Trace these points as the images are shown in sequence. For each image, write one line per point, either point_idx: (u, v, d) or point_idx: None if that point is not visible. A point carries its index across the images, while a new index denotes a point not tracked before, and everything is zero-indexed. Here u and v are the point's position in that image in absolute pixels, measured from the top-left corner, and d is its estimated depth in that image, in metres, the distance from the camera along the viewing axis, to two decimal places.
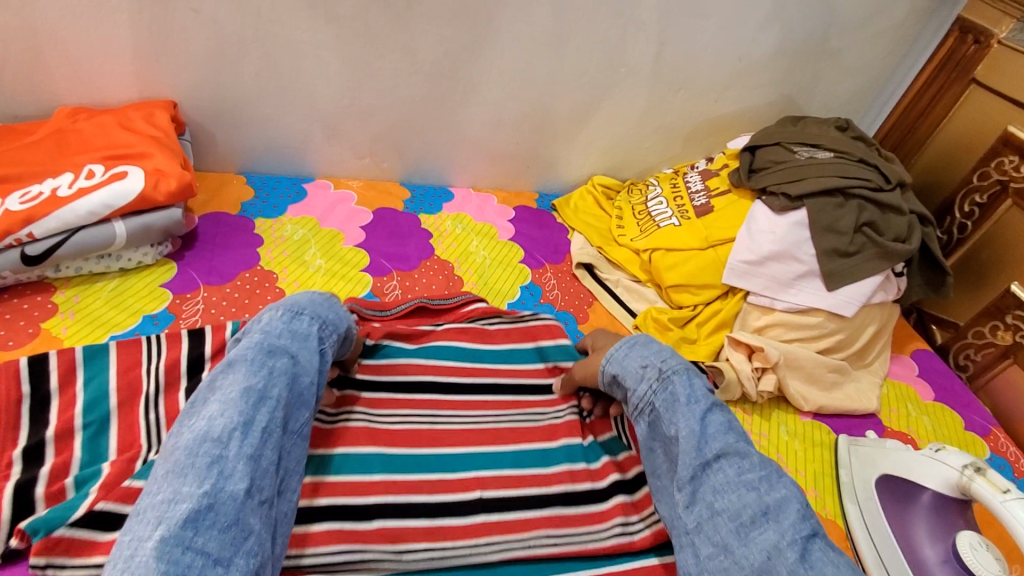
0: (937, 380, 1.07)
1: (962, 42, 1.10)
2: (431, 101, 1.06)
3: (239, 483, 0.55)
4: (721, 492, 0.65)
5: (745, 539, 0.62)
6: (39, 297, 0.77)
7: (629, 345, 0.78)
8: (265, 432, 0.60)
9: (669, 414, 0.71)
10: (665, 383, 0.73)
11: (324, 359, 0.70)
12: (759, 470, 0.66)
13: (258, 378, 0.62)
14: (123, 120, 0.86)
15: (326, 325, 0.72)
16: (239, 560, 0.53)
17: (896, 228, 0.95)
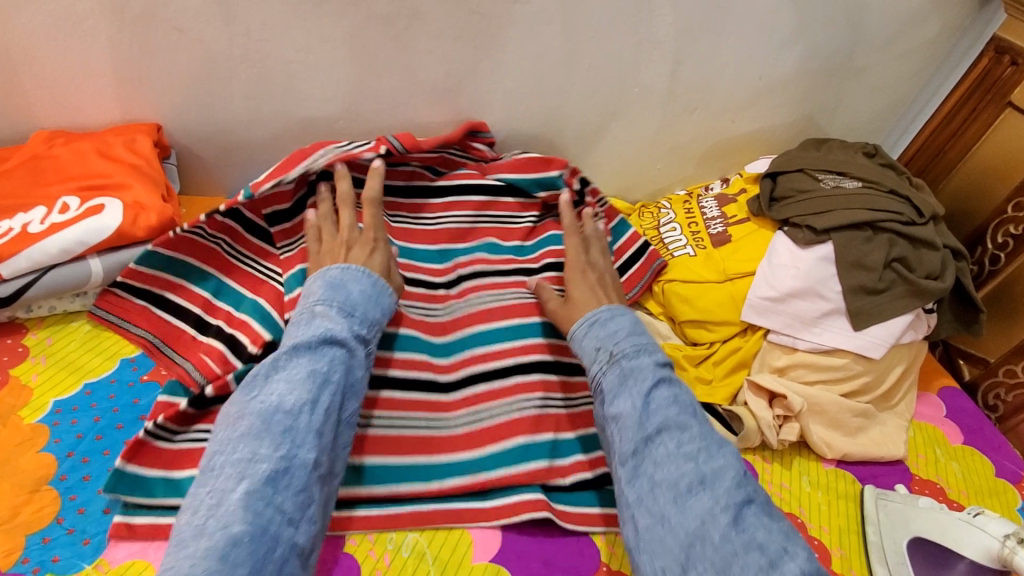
0: (965, 421, 1.01)
1: (997, 63, 1.03)
2: (433, 123, 1.00)
3: (307, 454, 0.58)
4: (661, 465, 0.63)
5: (682, 507, 0.60)
6: (9, 340, 0.72)
7: (588, 325, 0.75)
8: (327, 413, 0.61)
9: (613, 395, 0.68)
10: (615, 365, 0.70)
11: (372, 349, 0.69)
12: (699, 441, 0.64)
13: (321, 362, 0.62)
14: (102, 147, 0.81)
15: (373, 315, 0.69)
16: (305, 524, 0.57)
17: (929, 264, 0.89)
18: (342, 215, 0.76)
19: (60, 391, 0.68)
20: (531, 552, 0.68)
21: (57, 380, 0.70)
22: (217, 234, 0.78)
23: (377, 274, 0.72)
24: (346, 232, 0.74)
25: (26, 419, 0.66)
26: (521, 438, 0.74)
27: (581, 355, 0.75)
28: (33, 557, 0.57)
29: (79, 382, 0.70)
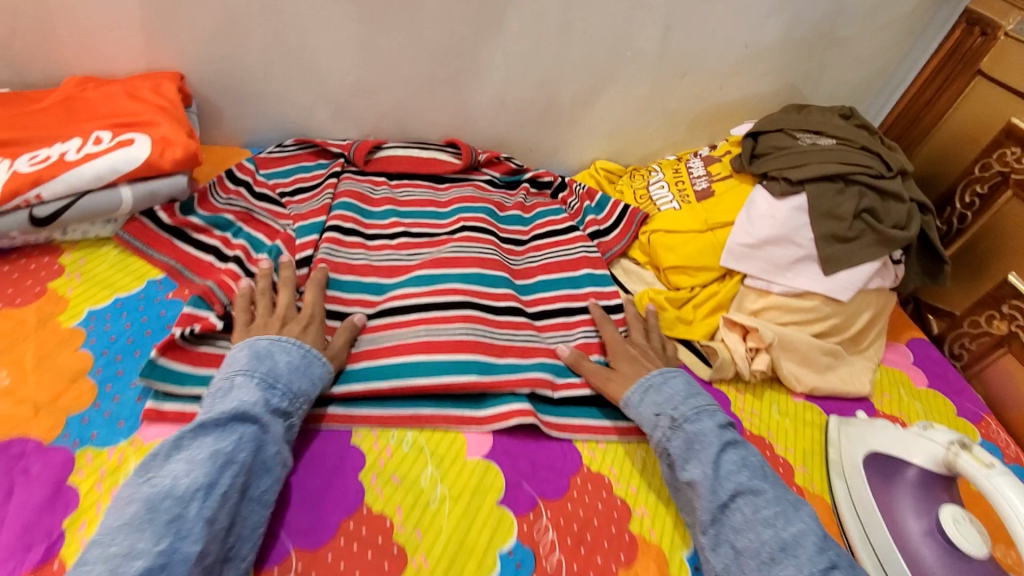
0: (930, 367, 1.08)
1: (968, 34, 1.10)
2: (436, 81, 1.07)
3: (192, 546, 0.52)
4: (741, 531, 0.66)
5: (767, 574, 0.62)
6: (46, 259, 0.79)
7: (643, 390, 0.79)
8: (226, 495, 0.56)
9: (683, 460, 0.72)
10: (678, 430, 0.74)
11: (291, 430, 0.65)
12: (774, 506, 0.67)
13: (226, 442, 0.58)
14: (131, 90, 0.88)
15: (302, 389, 0.68)
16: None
17: (896, 215, 0.95)
18: (281, 296, 0.78)
19: (95, 303, 0.76)
20: (517, 452, 0.75)
21: (91, 293, 0.77)
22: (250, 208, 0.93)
23: (308, 346, 0.72)
24: (282, 310, 0.76)
25: (64, 323, 0.73)
26: (514, 358, 0.84)
27: (640, 420, 0.78)
28: (73, 433, 0.63)
29: (111, 296, 0.77)
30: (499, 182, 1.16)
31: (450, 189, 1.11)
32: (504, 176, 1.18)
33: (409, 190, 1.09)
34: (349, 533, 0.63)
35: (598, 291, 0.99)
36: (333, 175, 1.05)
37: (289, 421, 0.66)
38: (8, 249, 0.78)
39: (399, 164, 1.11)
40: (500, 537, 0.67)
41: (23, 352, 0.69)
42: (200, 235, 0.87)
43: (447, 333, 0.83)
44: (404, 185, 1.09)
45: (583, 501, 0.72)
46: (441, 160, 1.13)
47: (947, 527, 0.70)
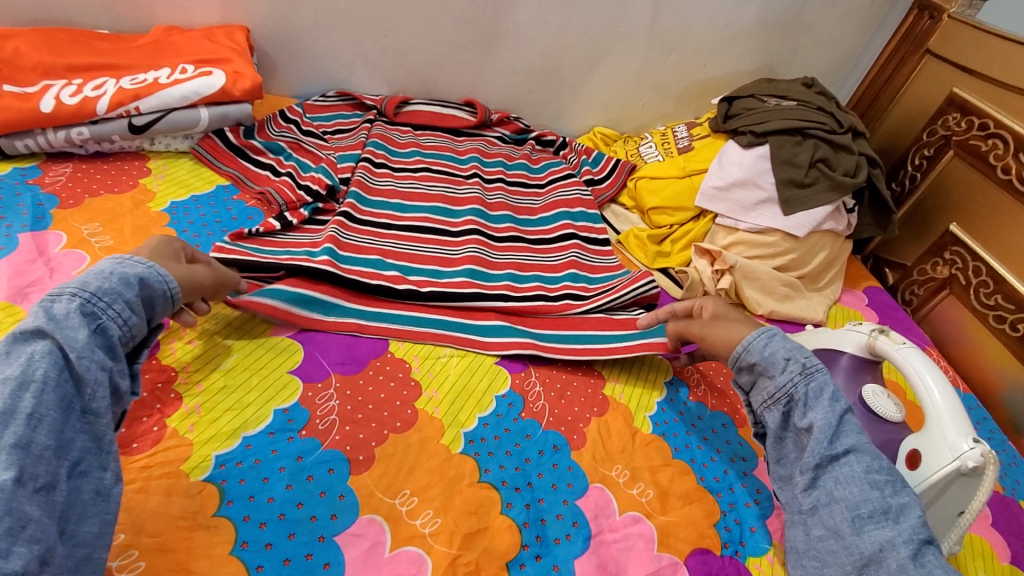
0: (883, 308, 1.22)
1: (919, 18, 1.27)
2: (458, 45, 1.25)
3: (3, 472, 0.45)
4: (844, 483, 0.64)
5: (859, 529, 0.61)
6: (137, 163, 0.96)
7: (768, 335, 0.74)
8: (34, 417, 0.49)
9: (805, 407, 0.69)
10: (809, 378, 0.70)
11: (108, 336, 0.58)
12: (886, 473, 0.64)
13: (10, 366, 0.50)
14: (210, 36, 1.07)
15: (107, 292, 0.59)
16: (21, 549, 0.43)
17: (845, 164, 1.11)
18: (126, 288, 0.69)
19: (176, 197, 0.93)
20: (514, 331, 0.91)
21: (172, 190, 0.94)
22: (302, 142, 1.09)
23: (127, 251, 0.64)
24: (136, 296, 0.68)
25: (152, 208, 0.90)
26: (514, 269, 0.99)
27: (764, 364, 0.73)
28: None
29: (188, 194, 0.95)
30: (508, 139, 1.32)
31: (470, 144, 1.26)
32: (512, 134, 1.33)
33: (431, 138, 1.24)
34: (376, 367, 0.78)
35: (590, 224, 1.13)
36: (367, 122, 1.22)
37: (102, 327, 0.57)
38: (106, 153, 0.96)
39: (423, 119, 1.27)
40: (497, 385, 0.81)
41: (122, 225, 0.85)
42: (258, 156, 1.04)
43: (457, 250, 0.99)
44: (428, 135, 1.25)
45: (566, 368, 0.86)
46: (458, 117, 1.29)
47: (868, 400, 0.82)
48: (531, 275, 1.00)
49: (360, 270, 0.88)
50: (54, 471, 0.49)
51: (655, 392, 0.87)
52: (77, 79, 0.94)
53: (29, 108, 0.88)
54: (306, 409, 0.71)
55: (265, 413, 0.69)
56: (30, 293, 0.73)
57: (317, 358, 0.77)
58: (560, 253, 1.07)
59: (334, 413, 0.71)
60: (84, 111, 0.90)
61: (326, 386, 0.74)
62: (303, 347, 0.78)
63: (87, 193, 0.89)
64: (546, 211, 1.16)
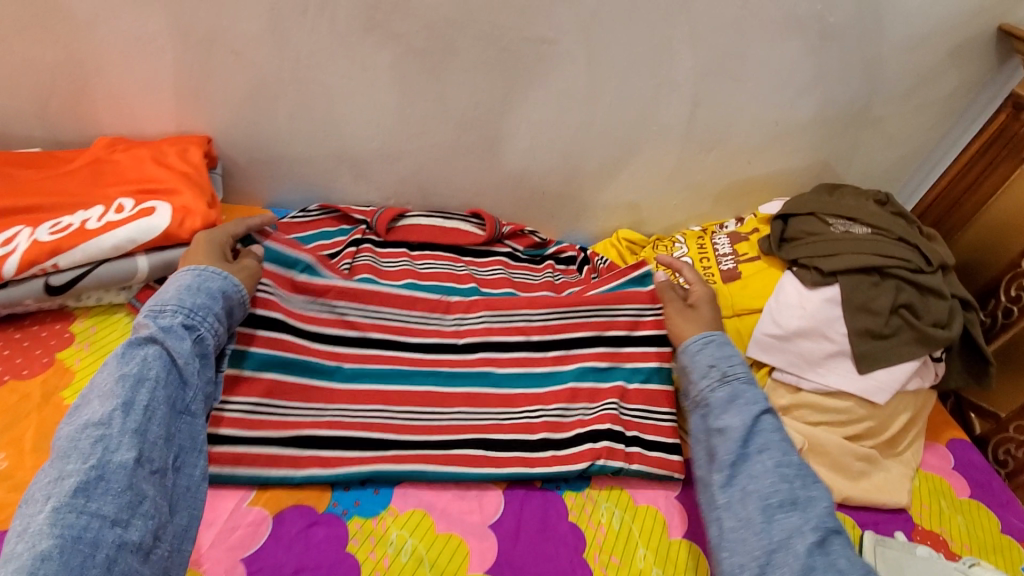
0: (974, 474, 1.00)
1: (1014, 119, 1.05)
2: (459, 149, 1.06)
3: (126, 454, 0.58)
4: (757, 477, 0.70)
5: (769, 518, 0.66)
6: (58, 326, 0.78)
7: (704, 342, 0.82)
8: (148, 410, 0.61)
9: (717, 415, 0.75)
10: (726, 384, 0.78)
11: (204, 343, 0.69)
12: (796, 467, 0.71)
13: (129, 366, 0.62)
14: (157, 155, 0.88)
15: (201, 306, 0.69)
16: (138, 521, 0.56)
17: (935, 312, 0.90)
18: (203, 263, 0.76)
19: None
20: (521, 565, 0.70)
21: (98, 366, 0.75)
22: None
23: (206, 264, 0.73)
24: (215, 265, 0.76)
25: (66, 399, 0.71)
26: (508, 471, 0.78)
27: (693, 369, 0.81)
28: None
29: None
30: (522, 256, 1.12)
31: (479, 270, 1.07)
32: (526, 249, 1.14)
33: (431, 262, 1.05)
34: None
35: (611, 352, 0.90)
36: (353, 244, 1.03)
37: (200, 335, 0.69)
38: (22, 315, 0.78)
39: (420, 235, 1.07)
40: None
41: (22, 433, 0.67)
42: None
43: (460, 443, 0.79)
44: (427, 257, 1.06)
45: None
46: (464, 232, 1.10)
47: None
48: (511, 375, 0.87)
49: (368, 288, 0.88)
50: (163, 459, 0.61)
51: None
52: None
53: None
54: None
55: None
56: None
57: None
58: (574, 407, 0.85)
59: None
60: None
61: None
62: None
63: None
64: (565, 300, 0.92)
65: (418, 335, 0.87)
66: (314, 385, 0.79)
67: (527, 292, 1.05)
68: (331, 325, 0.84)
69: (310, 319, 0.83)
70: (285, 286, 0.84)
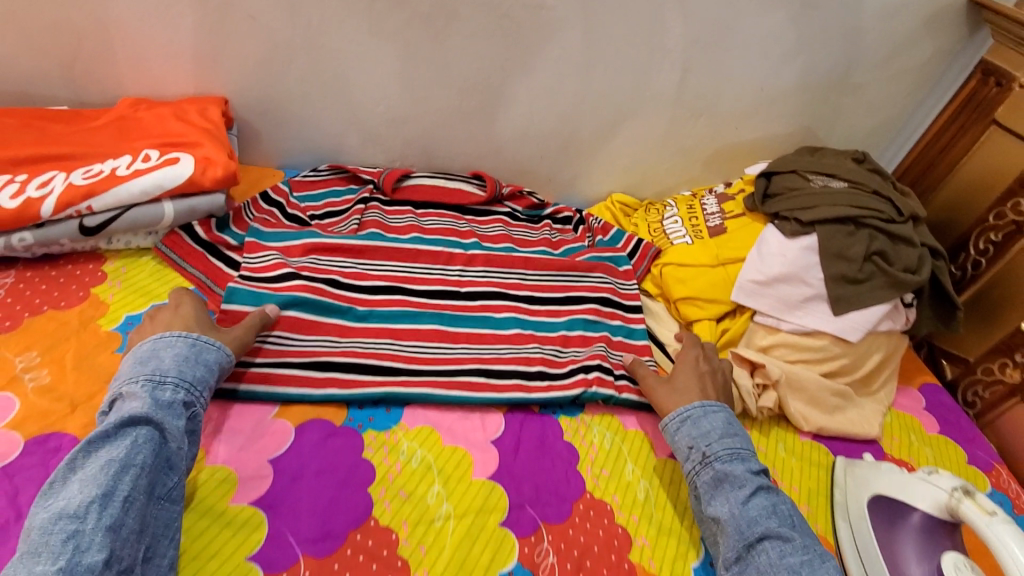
0: (942, 413, 1.07)
1: (984, 84, 1.12)
2: (461, 112, 1.12)
3: (97, 554, 0.52)
4: (766, 573, 0.65)
5: None
6: (91, 265, 0.84)
7: (679, 420, 0.80)
8: (128, 501, 0.56)
9: (710, 496, 0.73)
10: (708, 466, 0.75)
11: (194, 423, 0.65)
12: (801, 554, 0.66)
13: (117, 449, 0.58)
14: (178, 112, 0.94)
15: (200, 380, 0.67)
16: None
17: (906, 259, 0.96)
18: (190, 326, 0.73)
19: (132, 309, 0.80)
20: (521, 476, 0.77)
21: (130, 300, 0.82)
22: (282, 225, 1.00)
23: (199, 333, 0.71)
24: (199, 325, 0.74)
25: (103, 326, 0.77)
26: (508, 397, 0.84)
27: (675, 449, 0.80)
28: None
29: (148, 303, 0.82)
30: (521, 216, 1.18)
31: (479, 227, 1.14)
32: (525, 210, 1.20)
33: (435, 219, 1.11)
34: (357, 544, 0.65)
35: (599, 308, 1.01)
36: (362, 202, 1.09)
37: (192, 414, 0.65)
38: (56, 255, 0.84)
39: (425, 193, 1.14)
40: (501, 558, 0.68)
41: (64, 353, 0.73)
42: (231, 252, 0.91)
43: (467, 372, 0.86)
44: (431, 215, 1.12)
45: (584, 527, 0.73)
46: (466, 192, 1.17)
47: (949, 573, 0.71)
48: (507, 319, 0.95)
49: (381, 247, 0.97)
50: (133, 556, 0.55)
51: (689, 555, 0.75)
52: (22, 173, 0.82)
53: None
54: None
55: None
56: None
57: (285, 536, 0.64)
58: (565, 350, 0.94)
59: None
60: (27, 214, 0.78)
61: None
62: (268, 519, 0.65)
63: (29, 310, 0.77)
64: (558, 264, 1.04)
65: (421, 283, 0.95)
66: (330, 321, 0.86)
67: (526, 246, 1.11)
68: (342, 273, 0.92)
69: (321, 269, 0.91)
70: (295, 250, 0.92)
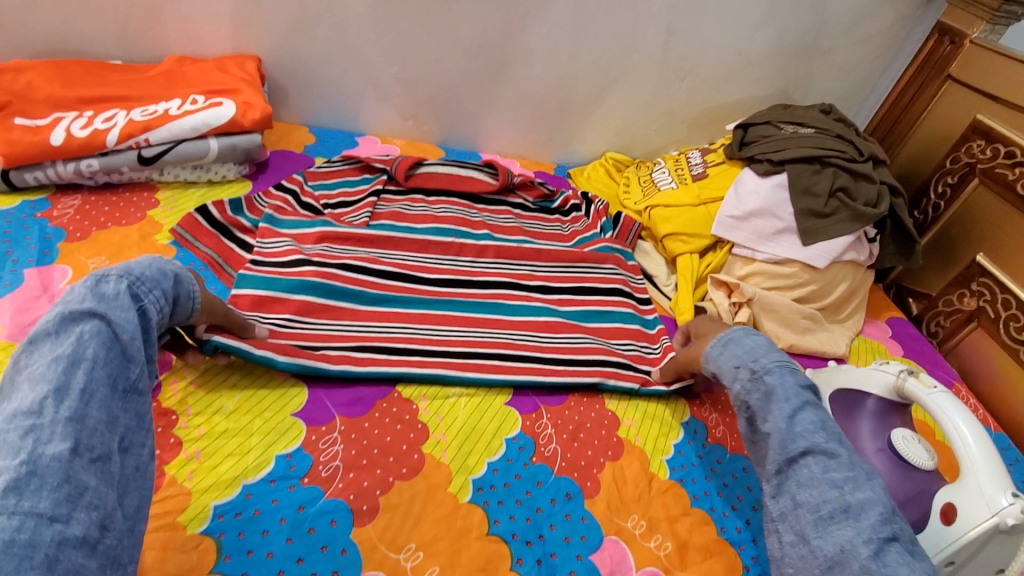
0: (906, 340, 1.18)
1: (940, 43, 1.25)
2: (468, 73, 1.24)
3: (61, 443, 0.45)
4: (806, 486, 0.63)
5: (822, 532, 0.59)
6: (146, 194, 0.96)
7: (721, 346, 0.79)
8: (87, 391, 0.48)
9: (760, 413, 0.70)
10: (758, 382, 0.71)
11: (149, 317, 0.58)
12: (847, 470, 0.62)
13: (61, 343, 0.50)
14: (220, 66, 1.06)
15: (149, 275, 0.60)
16: (81, 514, 0.43)
17: (866, 194, 1.08)
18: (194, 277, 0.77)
19: None
20: None
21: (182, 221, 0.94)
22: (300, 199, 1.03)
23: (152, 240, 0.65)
24: None
25: (160, 241, 0.89)
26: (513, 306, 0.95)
27: (720, 373, 0.78)
28: None
29: None
30: (532, 207, 1.19)
31: None
32: (536, 201, 1.21)
33: (446, 207, 1.11)
34: (383, 410, 0.76)
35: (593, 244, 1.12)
36: (374, 194, 1.08)
37: (143, 307, 0.58)
38: (115, 185, 0.96)
39: (437, 181, 1.15)
40: (507, 428, 0.78)
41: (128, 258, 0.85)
42: (245, 235, 0.94)
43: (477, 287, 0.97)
44: (442, 203, 1.12)
45: (579, 409, 0.83)
46: (478, 180, 1.18)
47: (898, 445, 0.80)
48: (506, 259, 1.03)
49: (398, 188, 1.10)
50: (105, 446, 0.48)
51: (671, 434, 0.85)
52: (87, 111, 0.94)
53: (40, 141, 0.88)
54: (310, 455, 0.69)
55: (266, 460, 0.67)
56: (32, 331, 0.72)
57: (321, 400, 0.75)
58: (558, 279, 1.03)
59: (337, 458, 0.69)
60: (95, 143, 0.90)
61: (330, 430, 0.72)
62: (307, 388, 0.76)
63: (95, 226, 0.88)
64: (568, 256, 1.06)
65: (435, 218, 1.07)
66: (343, 305, 0.86)
67: (540, 240, 1.11)
68: (356, 259, 0.92)
69: (334, 255, 0.92)
70: (309, 238, 0.94)
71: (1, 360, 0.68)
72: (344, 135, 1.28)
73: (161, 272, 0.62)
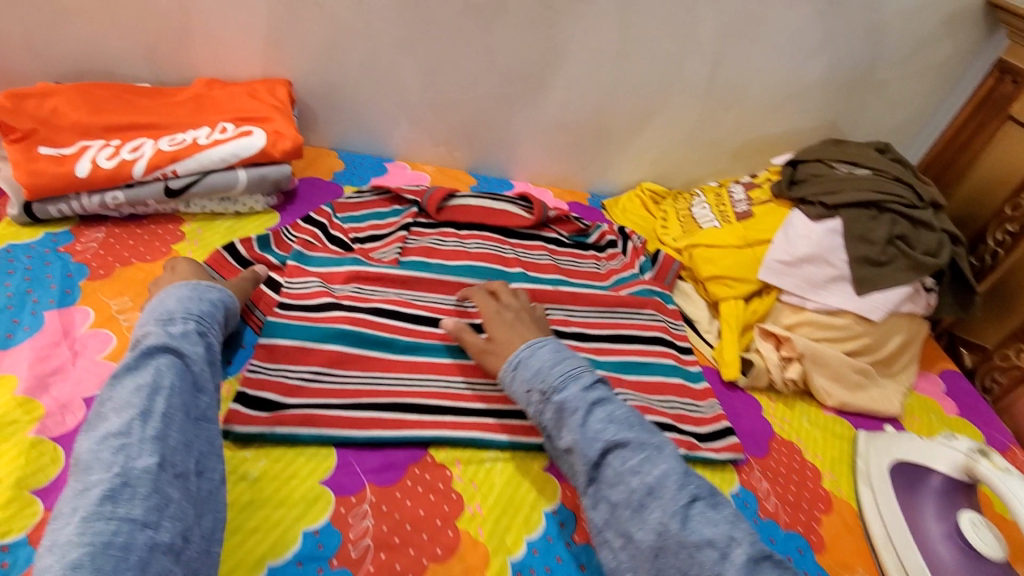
0: (962, 397, 1.11)
1: (1001, 82, 1.17)
2: (503, 99, 1.19)
3: (149, 459, 0.53)
4: (614, 484, 0.65)
5: (640, 521, 0.62)
6: (171, 226, 0.92)
7: (512, 368, 0.73)
8: (167, 415, 0.57)
9: (557, 430, 0.69)
10: (550, 402, 0.69)
11: (213, 351, 0.67)
12: (641, 450, 0.66)
13: (143, 374, 0.59)
14: (250, 91, 1.02)
15: (207, 313, 0.69)
16: (167, 522, 0.51)
17: (927, 242, 1.01)
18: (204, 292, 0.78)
19: None
20: None
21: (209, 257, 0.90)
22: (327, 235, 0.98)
23: (200, 280, 0.73)
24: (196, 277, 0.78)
25: None
26: None
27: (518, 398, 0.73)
28: None
29: None
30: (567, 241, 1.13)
31: None
32: (571, 235, 1.15)
33: (479, 242, 1.05)
34: (414, 477, 0.71)
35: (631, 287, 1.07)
36: (403, 227, 1.03)
37: (208, 343, 0.67)
38: (141, 216, 0.92)
39: (469, 213, 1.09)
40: (545, 499, 0.73)
41: None
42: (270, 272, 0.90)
43: None
44: (475, 237, 1.06)
45: None
46: (511, 214, 1.12)
47: (965, 530, 0.77)
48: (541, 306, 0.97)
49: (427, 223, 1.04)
50: (186, 464, 0.56)
51: None
52: (115, 139, 0.91)
53: (64, 172, 0.85)
54: (339, 531, 0.64)
55: (292, 538, 0.62)
56: (51, 383, 0.68)
57: (351, 465, 0.70)
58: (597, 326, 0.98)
59: (368, 536, 0.64)
60: (121, 174, 0.87)
61: (360, 501, 0.67)
62: (336, 451, 0.71)
63: (119, 261, 0.85)
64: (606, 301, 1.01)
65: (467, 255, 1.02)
66: (373, 354, 0.81)
67: (575, 278, 1.06)
68: (387, 302, 0.88)
69: (364, 298, 0.87)
70: (337, 277, 0.90)
71: (17, 416, 0.64)
72: (373, 160, 1.23)
73: (213, 308, 0.71)
